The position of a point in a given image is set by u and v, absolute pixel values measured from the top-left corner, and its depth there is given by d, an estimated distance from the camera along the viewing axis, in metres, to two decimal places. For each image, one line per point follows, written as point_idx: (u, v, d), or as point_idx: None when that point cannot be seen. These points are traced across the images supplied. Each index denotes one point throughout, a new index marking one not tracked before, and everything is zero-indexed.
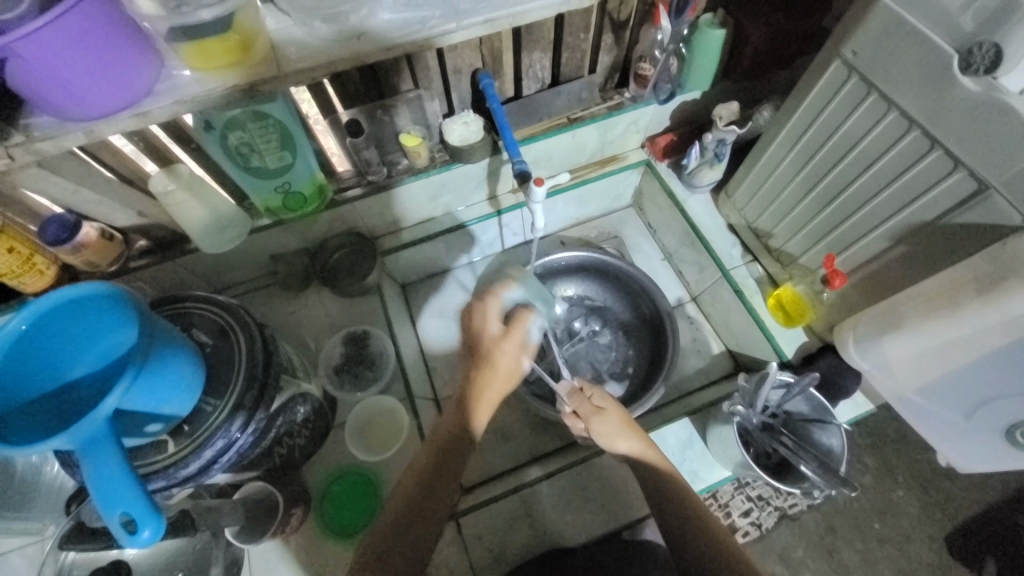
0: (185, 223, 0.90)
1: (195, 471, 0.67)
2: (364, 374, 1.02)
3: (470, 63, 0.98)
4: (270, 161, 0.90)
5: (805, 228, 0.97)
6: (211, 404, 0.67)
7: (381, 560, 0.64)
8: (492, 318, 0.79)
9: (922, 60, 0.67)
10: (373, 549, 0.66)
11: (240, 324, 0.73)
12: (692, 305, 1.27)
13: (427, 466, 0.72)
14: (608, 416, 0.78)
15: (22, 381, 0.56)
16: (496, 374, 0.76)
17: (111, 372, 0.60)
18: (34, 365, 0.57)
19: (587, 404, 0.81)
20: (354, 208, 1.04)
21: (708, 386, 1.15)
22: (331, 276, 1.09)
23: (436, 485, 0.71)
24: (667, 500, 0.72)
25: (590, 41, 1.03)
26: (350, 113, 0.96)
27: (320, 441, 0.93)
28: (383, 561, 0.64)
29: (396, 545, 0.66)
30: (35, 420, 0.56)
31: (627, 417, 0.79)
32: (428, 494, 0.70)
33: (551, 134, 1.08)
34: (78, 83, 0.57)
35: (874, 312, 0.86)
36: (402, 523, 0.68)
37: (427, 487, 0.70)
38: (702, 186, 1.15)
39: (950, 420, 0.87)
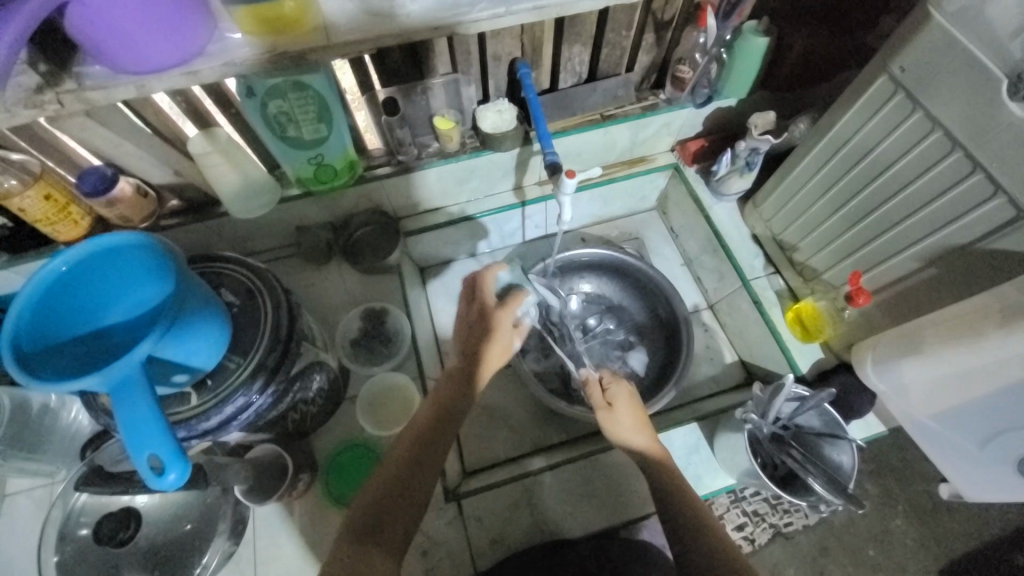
0: (219, 185, 0.93)
1: (214, 425, 0.68)
2: (380, 350, 1.03)
3: (509, 52, 0.99)
4: (306, 132, 0.91)
5: (832, 244, 0.96)
6: (234, 361, 0.69)
7: (371, 526, 0.62)
8: (490, 288, 0.85)
9: (971, 80, 0.65)
10: (363, 517, 0.63)
11: (268, 288, 0.74)
12: (708, 313, 1.26)
13: (423, 430, 0.72)
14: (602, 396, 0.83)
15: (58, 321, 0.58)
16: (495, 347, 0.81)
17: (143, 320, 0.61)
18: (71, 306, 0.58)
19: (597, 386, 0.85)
20: (382, 186, 1.05)
21: (717, 394, 1.14)
22: (353, 251, 1.10)
23: (429, 446, 0.71)
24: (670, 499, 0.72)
25: (631, 39, 1.03)
26: (387, 91, 0.97)
27: (330, 411, 0.94)
28: (377, 531, 0.62)
29: (388, 516, 0.64)
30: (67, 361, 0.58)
31: (643, 414, 0.81)
32: (423, 455, 0.70)
33: (584, 129, 1.08)
34: (131, 34, 0.58)
35: (893, 334, 0.85)
36: (392, 495, 0.65)
37: (425, 445, 0.71)
38: (730, 194, 1.15)
39: (963, 448, 0.86)
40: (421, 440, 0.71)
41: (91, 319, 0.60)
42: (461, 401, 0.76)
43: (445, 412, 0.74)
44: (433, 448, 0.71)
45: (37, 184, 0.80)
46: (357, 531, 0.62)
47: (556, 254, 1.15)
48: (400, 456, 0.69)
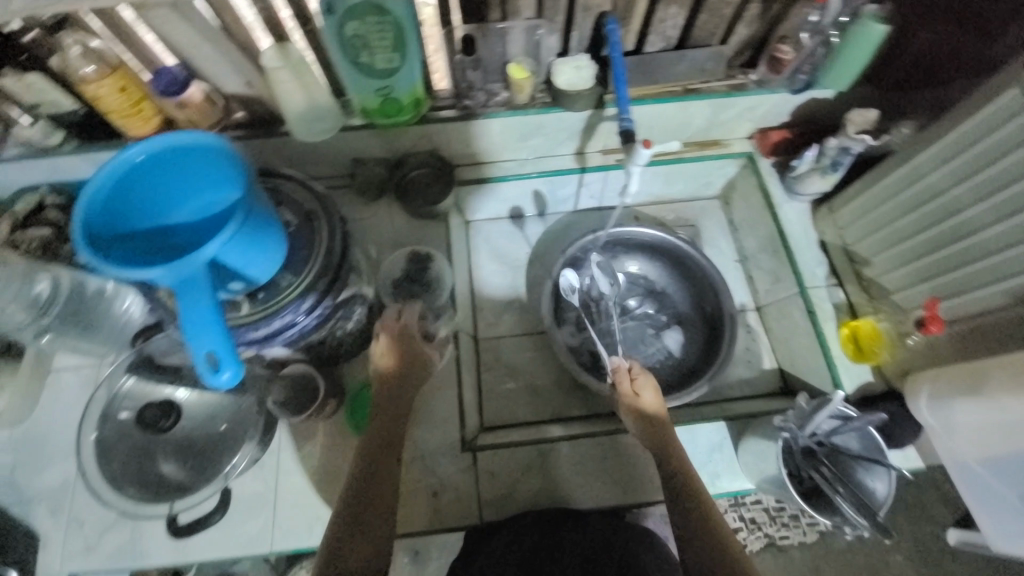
0: (285, 104, 0.92)
1: (262, 337, 0.69)
2: (419, 294, 1.03)
3: (600, 4, 0.92)
4: (379, 60, 0.89)
5: (910, 264, 0.92)
6: (287, 279, 0.69)
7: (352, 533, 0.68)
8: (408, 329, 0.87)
9: None
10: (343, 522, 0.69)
11: (326, 212, 0.74)
12: (753, 314, 1.18)
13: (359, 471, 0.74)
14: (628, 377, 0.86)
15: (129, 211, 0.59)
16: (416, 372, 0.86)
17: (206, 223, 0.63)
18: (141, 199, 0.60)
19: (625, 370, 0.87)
20: (444, 129, 1.02)
21: (751, 398, 1.08)
22: (404, 192, 1.09)
23: (377, 483, 0.73)
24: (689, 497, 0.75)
25: (734, 6, 0.95)
26: (466, 29, 0.93)
27: (364, 345, 0.94)
28: (341, 570, 0.65)
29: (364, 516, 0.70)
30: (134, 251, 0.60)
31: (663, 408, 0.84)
32: (371, 488, 0.73)
33: (662, 100, 1.02)
34: None
35: (958, 370, 0.82)
36: (362, 502, 0.71)
37: (372, 480, 0.73)
38: (804, 194, 1.08)
39: (1006, 499, 0.81)
40: (363, 479, 0.73)
41: (158, 215, 0.62)
42: (391, 436, 0.78)
43: (385, 443, 0.77)
44: (376, 482, 0.73)
45: (113, 75, 0.82)
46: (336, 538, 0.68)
47: (609, 227, 1.11)
48: (360, 470, 0.74)
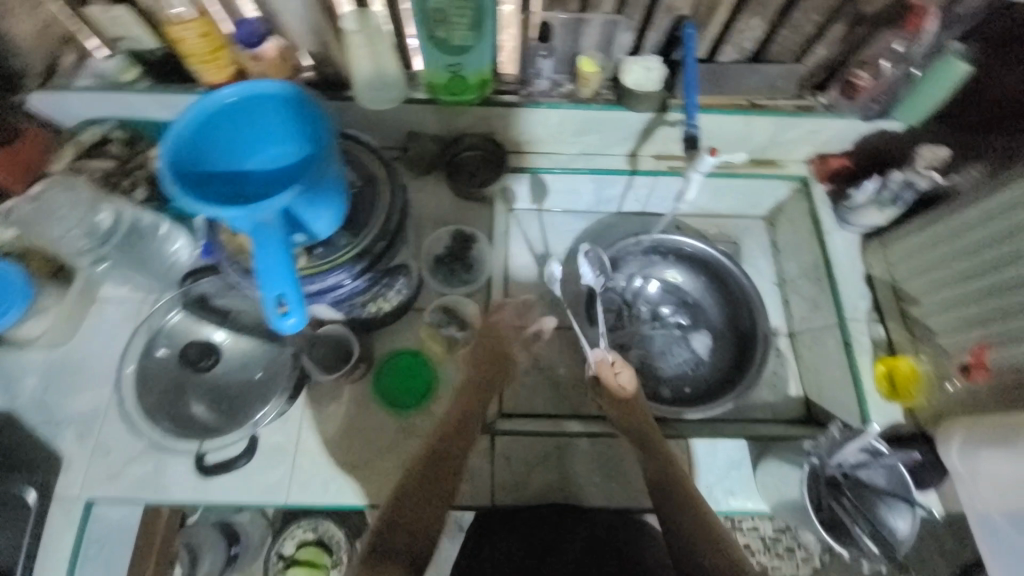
0: (357, 68, 0.94)
1: (312, 292, 0.71)
2: (460, 273, 1.03)
3: (682, 6, 0.91)
4: (456, 37, 0.90)
5: (960, 309, 0.93)
6: (344, 239, 0.70)
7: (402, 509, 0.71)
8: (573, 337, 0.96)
9: None
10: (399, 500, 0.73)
11: (389, 179, 0.75)
12: (785, 340, 1.16)
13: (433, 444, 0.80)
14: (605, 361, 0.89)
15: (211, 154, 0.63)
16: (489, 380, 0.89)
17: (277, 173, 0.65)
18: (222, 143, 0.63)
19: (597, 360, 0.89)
20: (505, 113, 1.03)
21: (772, 422, 1.07)
22: (454, 172, 1.10)
23: (447, 456, 0.78)
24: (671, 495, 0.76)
25: (816, 25, 0.93)
26: (544, 17, 0.93)
27: (398, 315, 0.96)
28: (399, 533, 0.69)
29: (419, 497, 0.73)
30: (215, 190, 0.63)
31: (638, 403, 0.87)
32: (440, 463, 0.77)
33: (729, 111, 1.00)
34: None
35: (991, 421, 0.82)
36: (426, 479, 0.75)
37: (441, 452, 0.79)
38: (856, 225, 1.06)
39: None
40: (436, 453, 0.78)
41: (233, 161, 0.65)
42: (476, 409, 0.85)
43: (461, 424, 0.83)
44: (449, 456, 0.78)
45: (198, 19, 0.86)
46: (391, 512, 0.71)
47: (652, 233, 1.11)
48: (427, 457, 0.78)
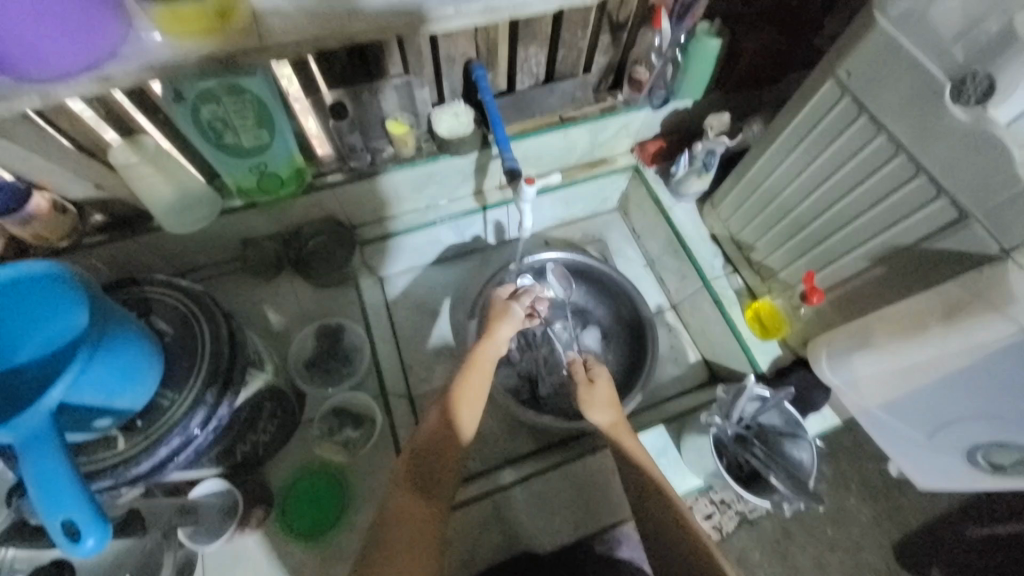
0: (148, 197, 0.86)
1: (147, 470, 0.61)
2: (336, 370, 0.97)
3: (463, 52, 0.94)
4: (245, 139, 0.85)
5: (786, 244, 0.98)
6: (168, 398, 0.62)
7: (414, 484, 0.75)
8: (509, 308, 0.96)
9: (915, 87, 0.67)
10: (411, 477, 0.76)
11: (205, 313, 0.67)
12: (671, 313, 1.26)
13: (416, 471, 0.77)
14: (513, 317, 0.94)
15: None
16: (478, 357, 0.89)
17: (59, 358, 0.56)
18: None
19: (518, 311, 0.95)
20: (334, 195, 1.00)
21: (685, 394, 1.14)
22: (304, 266, 1.04)
23: (435, 472, 0.77)
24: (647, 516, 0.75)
25: (587, 40, 1.01)
26: (334, 95, 0.91)
27: (286, 436, 0.89)
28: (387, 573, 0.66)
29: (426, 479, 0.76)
30: None
31: (614, 394, 0.86)
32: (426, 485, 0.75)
33: (544, 131, 1.06)
34: (35, 42, 0.51)
35: (847, 329, 0.88)
36: (408, 510, 0.73)
37: (425, 478, 0.76)
38: (687, 195, 1.16)
39: (912, 438, 0.91)
40: (418, 480, 0.76)
41: None
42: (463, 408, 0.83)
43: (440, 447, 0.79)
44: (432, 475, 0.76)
45: None
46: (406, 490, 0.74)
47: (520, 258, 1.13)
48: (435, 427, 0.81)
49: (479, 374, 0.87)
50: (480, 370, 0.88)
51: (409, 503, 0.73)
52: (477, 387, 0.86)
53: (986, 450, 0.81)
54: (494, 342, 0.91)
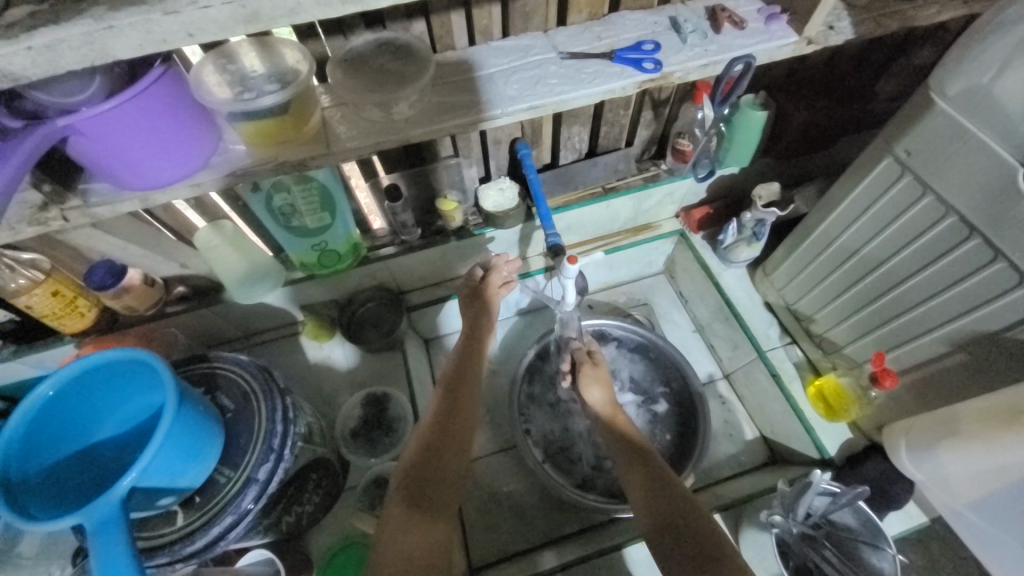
0: (222, 273, 0.93)
1: (199, 548, 0.64)
2: (380, 440, 1.00)
3: (509, 133, 0.99)
4: (310, 222, 0.93)
5: (848, 319, 0.92)
6: (225, 475, 0.66)
7: (425, 453, 0.77)
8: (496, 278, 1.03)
9: (985, 169, 0.63)
10: (409, 487, 0.72)
11: (263, 390, 0.72)
12: (724, 383, 1.19)
13: (411, 472, 0.75)
14: (492, 302, 1.01)
15: (59, 435, 0.60)
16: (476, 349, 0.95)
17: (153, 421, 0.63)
18: (75, 414, 0.61)
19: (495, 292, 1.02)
20: (386, 265, 1.05)
21: (741, 476, 1.06)
22: (355, 331, 1.10)
23: (437, 471, 0.75)
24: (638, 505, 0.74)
25: (630, 117, 1.03)
26: (391, 177, 0.99)
27: (329, 506, 0.90)
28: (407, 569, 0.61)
29: (428, 487, 0.73)
30: (63, 483, 0.59)
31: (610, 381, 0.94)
32: (424, 486, 0.73)
33: (586, 204, 1.08)
34: (140, 160, 0.61)
35: (928, 418, 0.80)
36: (413, 509, 0.70)
37: (421, 478, 0.74)
38: (738, 262, 1.12)
39: (1009, 546, 0.75)
40: (417, 478, 0.74)
41: (89, 430, 0.63)
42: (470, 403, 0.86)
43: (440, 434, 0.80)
44: (437, 472, 0.75)
45: (47, 281, 0.81)
46: (406, 496, 0.71)
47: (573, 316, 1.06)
48: (432, 426, 0.81)
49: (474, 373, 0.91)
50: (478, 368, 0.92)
51: (409, 509, 0.70)
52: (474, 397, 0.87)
53: None
54: (484, 330, 0.98)
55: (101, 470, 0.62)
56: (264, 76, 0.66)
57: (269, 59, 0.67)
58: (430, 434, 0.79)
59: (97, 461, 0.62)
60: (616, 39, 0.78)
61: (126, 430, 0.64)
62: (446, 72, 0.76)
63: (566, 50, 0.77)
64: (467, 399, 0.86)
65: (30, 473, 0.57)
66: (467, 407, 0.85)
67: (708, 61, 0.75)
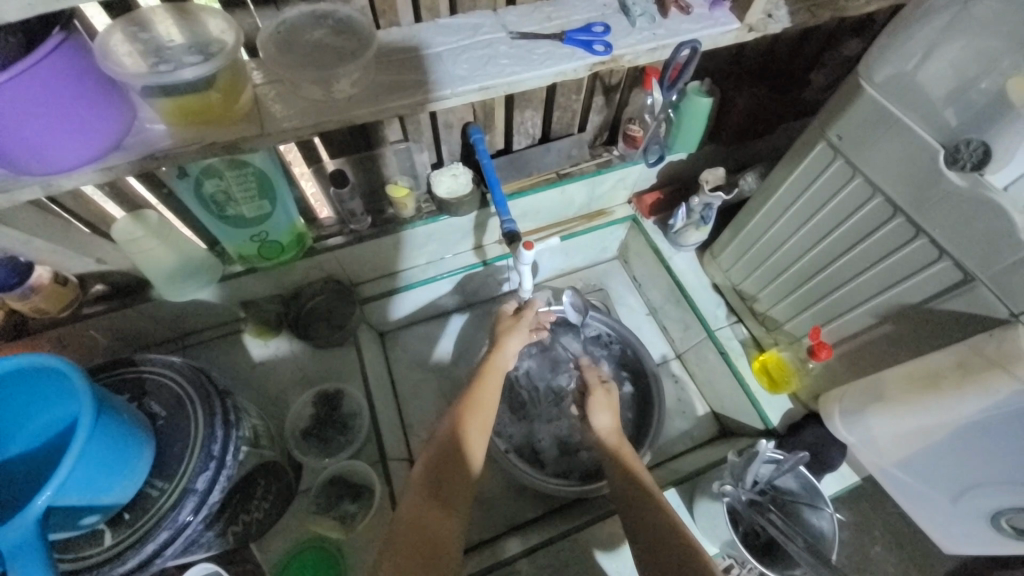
0: (147, 269, 0.85)
1: (133, 567, 0.59)
2: (334, 439, 0.96)
3: (461, 117, 0.96)
4: (246, 210, 0.86)
5: (788, 297, 0.98)
6: (158, 487, 0.61)
7: (444, 449, 0.74)
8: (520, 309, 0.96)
9: (908, 151, 0.68)
10: (426, 483, 0.70)
11: (199, 394, 0.66)
12: (676, 363, 1.24)
13: (428, 471, 0.72)
14: (522, 330, 0.92)
15: None
16: (488, 368, 0.87)
17: (68, 434, 0.56)
18: None
19: (528, 324, 0.94)
20: (334, 256, 1.00)
21: (694, 450, 1.11)
22: (303, 326, 1.04)
23: (456, 473, 0.72)
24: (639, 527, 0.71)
25: (581, 101, 1.03)
26: (335, 163, 0.93)
27: (281, 511, 0.86)
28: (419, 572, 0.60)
29: (445, 482, 0.70)
30: None
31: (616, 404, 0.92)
32: (445, 484, 0.70)
33: (540, 189, 1.07)
34: (39, 141, 0.53)
35: (858, 385, 0.86)
36: (428, 506, 0.68)
37: (441, 475, 0.71)
38: (687, 245, 1.16)
39: (933, 499, 0.85)
40: (434, 477, 0.71)
41: None
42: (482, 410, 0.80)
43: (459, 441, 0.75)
44: (453, 472, 0.72)
45: None
46: (423, 493, 0.69)
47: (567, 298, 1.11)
48: (452, 426, 0.76)
49: (488, 391, 0.83)
50: (490, 386, 0.84)
51: (429, 507, 0.67)
52: (486, 406, 0.81)
53: (1010, 516, 0.74)
54: (503, 353, 0.89)
55: (9, 492, 0.55)
56: (184, 47, 0.59)
57: (189, 29, 0.60)
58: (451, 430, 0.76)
59: (5, 482, 0.55)
60: (567, 21, 0.77)
61: (37, 445, 0.57)
62: (391, 49, 0.72)
63: (517, 30, 0.75)
64: (477, 416, 0.78)
65: None
66: (470, 422, 0.78)
67: (657, 45, 0.75)
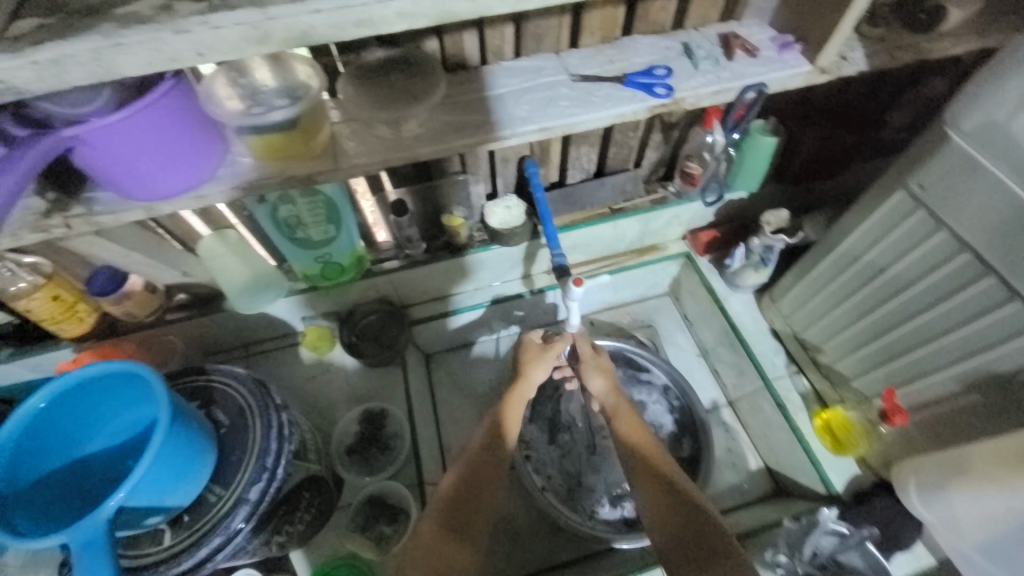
0: (223, 283, 0.92)
1: (188, 568, 0.63)
2: (375, 458, 0.99)
3: (518, 152, 0.98)
4: (314, 234, 0.92)
5: (858, 351, 0.90)
6: (216, 493, 0.65)
7: (471, 474, 0.75)
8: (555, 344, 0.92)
9: (1001, 207, 0.62)
10: (445, 508, 0.72)
11: (259, 406, 0.70)
12: (728, 411, 1.17)
13: (451, 494, 0.73)
14: (547, 360, 0.90)
15: (47, 449, 0.59)
16: (512, 397, 0.86)
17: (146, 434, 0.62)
18: (65, 427, 0.60)
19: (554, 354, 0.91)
20: (389, 279, 1.04)
21: (744, 508, 1.03)
22: (356, 344, 1.08)
23: (477, 498, 0.73)
24: (657, 522, 0.73)
25: (638, 139, 1.02)
26: (398, 192, 0.98)
27: (320, 526, 0.88)
28: None
29: (466, 508, 0.72)
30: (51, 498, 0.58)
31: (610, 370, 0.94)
32: (468, 511, 0.72)
33: (591, 224, 1.08)
34: (147, 173, 0.60)
35: (938, 457, 0.78)
36: (449, 537, 0.68)
37: (464, 500, 0.72)
38: (744, 287, 1.10)
39: None
40: (455, 505, 0.72)
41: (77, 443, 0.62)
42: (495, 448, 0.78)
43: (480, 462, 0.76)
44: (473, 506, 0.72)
45: (47, 286, 0.81)
46: (440, 522, 0.70)
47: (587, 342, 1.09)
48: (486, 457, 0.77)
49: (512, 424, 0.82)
50: (506, 416, 0.83)
51: (442, 538, 0.68)
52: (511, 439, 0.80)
53: None
54: (527, 383, 0.88)
55: (92, 484, 0.62)
56: (274, 90, 0.66)
57: (281, 73, 0.67)
58: (476, 454, 0.77)
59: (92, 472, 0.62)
60: (628, 63, 0.78)
61: (119, 442, 0.63)
62: (459, 90, 0.75)
63: (578, 72, 0.77)
64: (495, 445, 0.79)
65: (15, 485, 0.56)
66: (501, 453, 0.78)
67: (721, 88, 0.74)
